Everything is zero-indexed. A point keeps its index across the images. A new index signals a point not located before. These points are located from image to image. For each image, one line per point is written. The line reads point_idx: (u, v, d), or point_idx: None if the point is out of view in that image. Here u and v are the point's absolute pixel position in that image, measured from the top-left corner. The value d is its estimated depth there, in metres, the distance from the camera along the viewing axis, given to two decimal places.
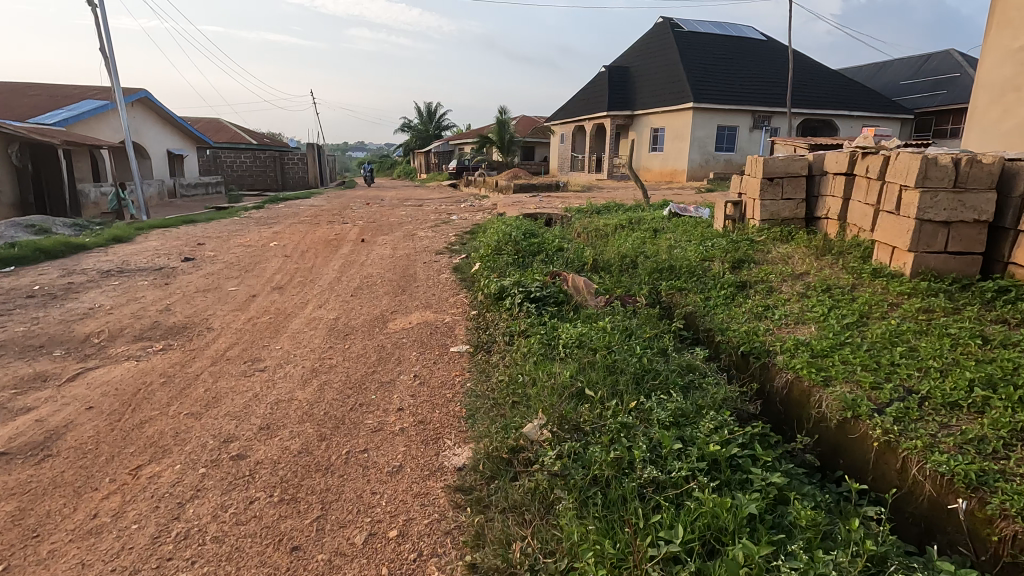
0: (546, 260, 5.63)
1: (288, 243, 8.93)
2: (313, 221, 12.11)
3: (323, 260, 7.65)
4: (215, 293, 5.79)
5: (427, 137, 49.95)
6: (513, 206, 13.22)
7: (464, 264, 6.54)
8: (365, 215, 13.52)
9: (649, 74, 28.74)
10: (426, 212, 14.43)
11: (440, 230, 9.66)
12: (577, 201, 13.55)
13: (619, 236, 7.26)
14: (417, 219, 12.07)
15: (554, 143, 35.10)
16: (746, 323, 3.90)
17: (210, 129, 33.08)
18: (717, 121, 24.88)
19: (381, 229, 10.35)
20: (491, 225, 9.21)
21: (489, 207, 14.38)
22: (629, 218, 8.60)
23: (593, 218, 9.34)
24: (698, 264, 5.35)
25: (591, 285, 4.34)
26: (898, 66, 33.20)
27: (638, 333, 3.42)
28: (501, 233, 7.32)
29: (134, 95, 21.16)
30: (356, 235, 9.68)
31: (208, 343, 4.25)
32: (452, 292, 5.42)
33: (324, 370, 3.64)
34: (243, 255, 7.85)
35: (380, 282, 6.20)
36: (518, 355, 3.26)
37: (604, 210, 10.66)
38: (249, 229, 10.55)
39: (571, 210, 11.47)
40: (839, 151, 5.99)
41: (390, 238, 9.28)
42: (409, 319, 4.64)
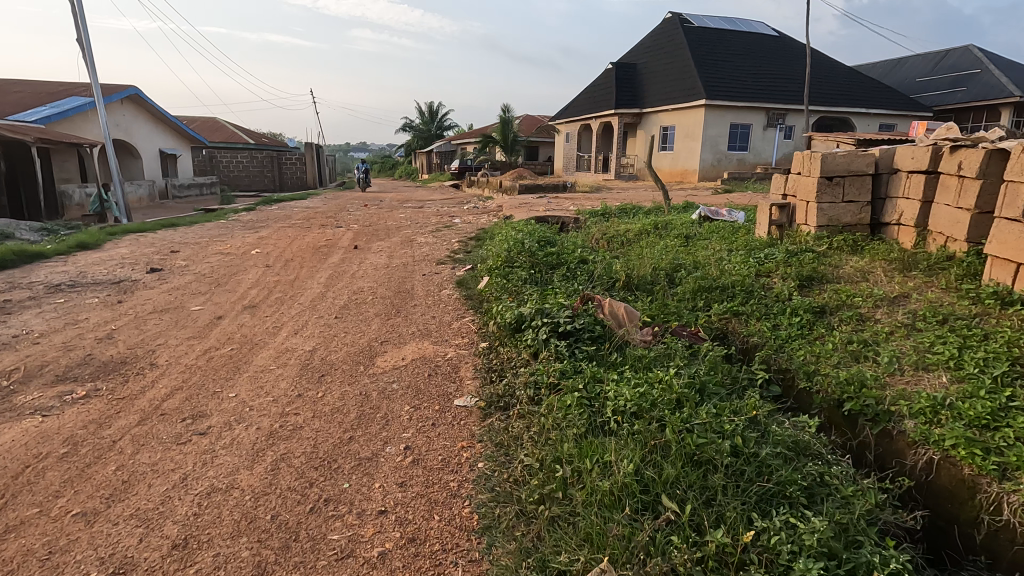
0: (568, 276, 4.72)
1: (274, 249, 8.04)
2: (305, 224, 11.21)
3: (309, 270, 6.75)
4: (175, 314, 4.89)
5: (429, 137, 49.05)
6: (520, 208, 12.31)
7: (469, 279, 5.62)
8: (363, 218, 12.63)
9: (658, 71, 27.79)
10: (427, 214, 13.55)
11: (442, 236, 8.76)
12: (588, 203, 12.61)
13: (647, 245, 6.32)
14: (417, 222, 11.17)
15: (559, 143, 34.14)
16: (844, 367, 2.97)
17: (206, 128, 32.21)
18: (730, 119, 23.94)
19: (377, 234, 9.43)
20: (499, 230, 8.30)
21: (494, 209, 13.47)
22: (654, 222, 7.68)
23: (613, 222, 8.40)
24: (753, 282, 4.40)
25: (633, 314, 3.42)
26: (914, 63, 32.18)
27: (714, 389, 2.50)
28: (512, 240, 6.40)
29: (124, 92, 20.29)
30: (349, 241, 8.79)
31: (144, 389, 3.32)
32: (455, 316, 4.49)
33: (284, 434, 2.71)
34: (219, 264, 6.95)
35: (372, 299, 5.29)
36: (552, 425, 2.35)
37: (622, 213, 9.72)
38: (233, 234, 9.65)
39: (585, 212, 10.54)
40: (915, 145, 5.06)
41: (387, 245, 8.39)
42: (403, 354, 3.72)
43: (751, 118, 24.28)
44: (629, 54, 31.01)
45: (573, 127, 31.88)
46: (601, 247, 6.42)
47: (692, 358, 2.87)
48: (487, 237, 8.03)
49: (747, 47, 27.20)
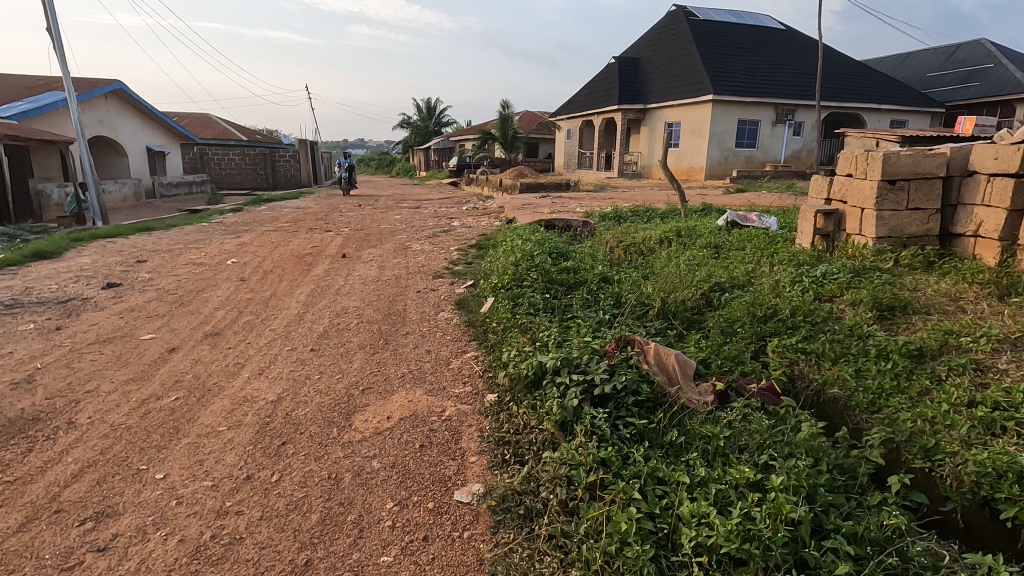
0: (590, 301, 3.95)
1: (253, 258, 7.25)
2: (292, 228, 10.42)
3: (289, 285, 5.96)
4: (120, 344, 4.10)
5: (426, 134, 48.18)
6: (524, 210, 11.50)
7: (471, 299, 4.83)
8: (355, 220, 11.82)
9: (662, 65, 26.95)
10: (423, 216, 12.79)
11: (440, 242, 7.96)
12: (595, 204, 11.82)
13: (674, 258, 5.52)
14: (413, 225, 10.38)
15: (560, 139, 33.30)
16: (983, 447, 2.25)
17: (197, 124, 31.29)
18: (738, 115, 23.16)
19: (369, 241, 8.62)
20: (503, 236, 7.51)
21: (495, 210, 12.67)
22: (675, 228, 6.88)
23: (629, 228, 7.61)
24: (817, 309, 3.62)
25: (688, 363, 2.65)
26: (924, 57, 31.34)
27: (831, 500, 1.78)
28: (519, 251, 5.61)
29: (109, 86, 19.48)
30: (338, 248, 8.01)
31: (47, 466, 2.53)
32: (454, 351, 3.70)
33: (216, 553, 1.94)
34: (188, 278, 6.16)
35: (357, 325, 4.50)
36: (603, 569, 1.62)
37: (636, 218, 8.93)
38: (212, 240, 8.85)
39: (594, 215, 9.74)
40: (996, 143, 4.32)
41: (380, 253, 7.61)
42: (389, 409, 2.94)
43: (759, 114, 23.49)
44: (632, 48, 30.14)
45: (575, 123, 31.04)
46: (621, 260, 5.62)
47: (780, 437, 2.11)
48: (490, 244, 7.23)
49: (755, 40, 26.37)
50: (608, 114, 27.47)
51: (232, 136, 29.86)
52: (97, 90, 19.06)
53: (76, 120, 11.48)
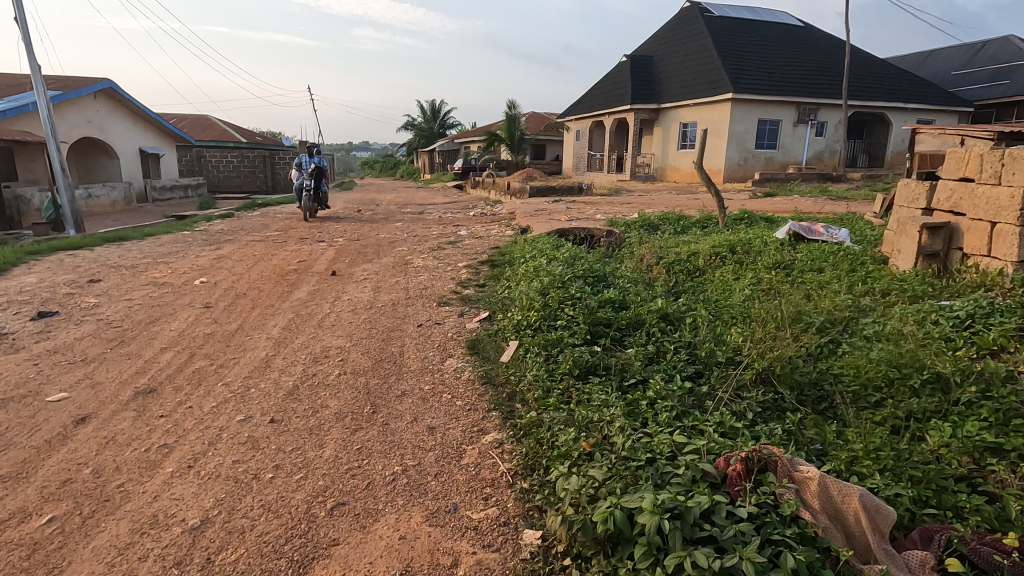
0: (654, 357, 2.87)
1: (227, 277, 6.19)
2: (281, 238, 9.36)
3: (262, 314, 4.88)
4: (12, 411, 3.03)
5: (430, 136, 47.27)
6: (537, 217, 10.43)
7: (488, 340, 3.73)
8: (351, 229, 10.77)
9: (677, 63, 25.83)
10: (427, 223, 11.75)
11: (445, 257, 6.86)
12: (616, 211, 10.76)
13: (740, 286, 4.42)
14: (415, 235, 9.32)
15: (568, 141, 32.21)
16: None
17: (195, 126, 30.41)
18: (758, 115, 22.03)
19: (365, 255, 7.55)
20: (522, 248, 6.38)
21: (505, 217, 11.60)
22: (727, 242, 5.76)
23: (668, 241, 6.48)
24: (994, 371, 2.51)
25: (888, 515, 1.63)
26: (949, 54, 30.05)
27: None
28: (547, 272, 4.49)
29: (98, 85, 18.56)
30: (329, 263, 6.96)
31: None
32: (467, 434, 2.62)
33: None
34: (143, 305, 5.10)
35: (339, 379, 3.41)
36: None
37: (671, 228, 7.79)
38: (187, 253, 7.80)
39: (619, 224, 8.62)
40: None
41: (377, 270, 6.53)
42: (370, 555, 1.86)
43: (781, 113, 22.34)
44: (644, 46, 29.01)
45: (584, 124, 29.95)
46: (671, 287, 4.51)
47: None
48: (507, 259, 6.12)
49: (774, 37, 25.23)
50: (619, 114, 26.36)
51: (230, 137, 28.93)
52: (84, 89, 18.14)
53: (47, 118, 10.49)
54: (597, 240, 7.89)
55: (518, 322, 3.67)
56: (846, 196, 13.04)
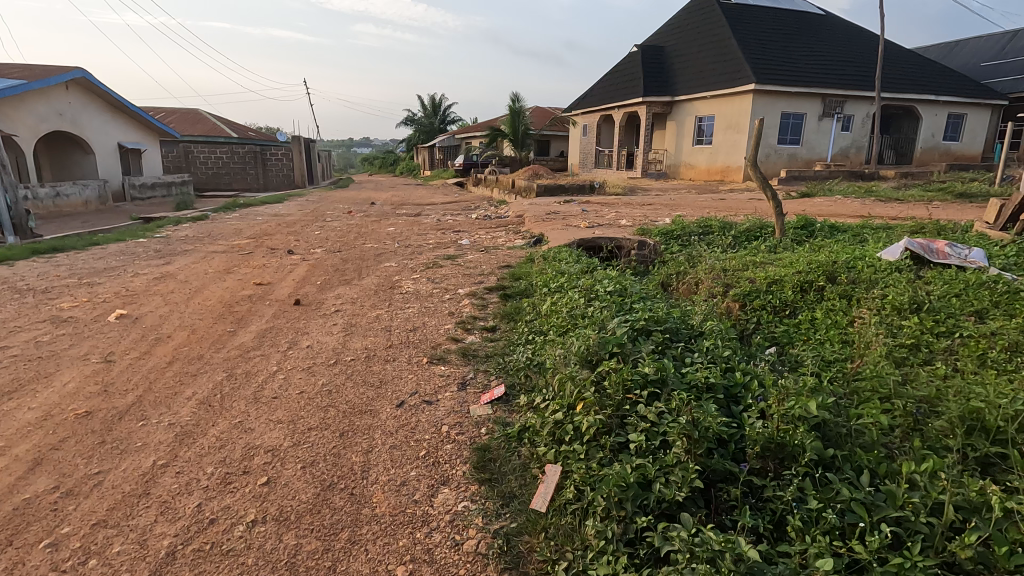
0: (851, 562, 1.46)
1: (155, 309, 4.73)
2: (249, 248, 7.94)
3: (177, 378, 3.41)
4: None
5: (431, 131, 45.85)
6: (550, 222, 9.02)
7: (510, 453, 2.28)
8: (334, 235, 9.34)
9: (691, 53, 24.27)
10: (423, 228, 10.34)
11: (443, 278, 5.43)
12: (640, 216, 9.35)
13: (875, 350, 3.01)
14: (408, 245, 7.90)
15: (575, 136, 30.69)
16: None
17: (183, 120, 28.95)
18: (782, 107, 20.51)
19: (343, 273, 6.11)
20: (545, 267, 4.95)
21: (512, 222, 10.18)
22: (820, 265, 4.31)
23: (731, 261, 5.06)
24: None
25: None
26: (976, 45, 28.48)
27: None
28: (591, 319, 3.06)
29: (68, 74, 17.09)
30: (295, 286, 5.52)
31: None
32: None
33: None
34: (16, 358, 3.65)
35: (253, 538, 1.96)
36: None
37: (723, 242, 6.29)
38: (125, 270, 6.37)
39: (652, 235, 7.19)
40: None
41: (357, 297, 5.09)
42: None
43: (806, 106, 20.83)
44: (655, 36, 27.46)
45: (592, 119, 28.45)
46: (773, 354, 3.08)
47: None
48: (527, 283, 4.67)
49: (795, 26, 23.68)
50: (630, 107, 24.81)
51: (220, 132, 27.49)
52: (52, 78, 16.62)
53: None
54: (629, 253, 6.42)
55: (560, 427, 2.23)
56: (895, 197, 11.62)
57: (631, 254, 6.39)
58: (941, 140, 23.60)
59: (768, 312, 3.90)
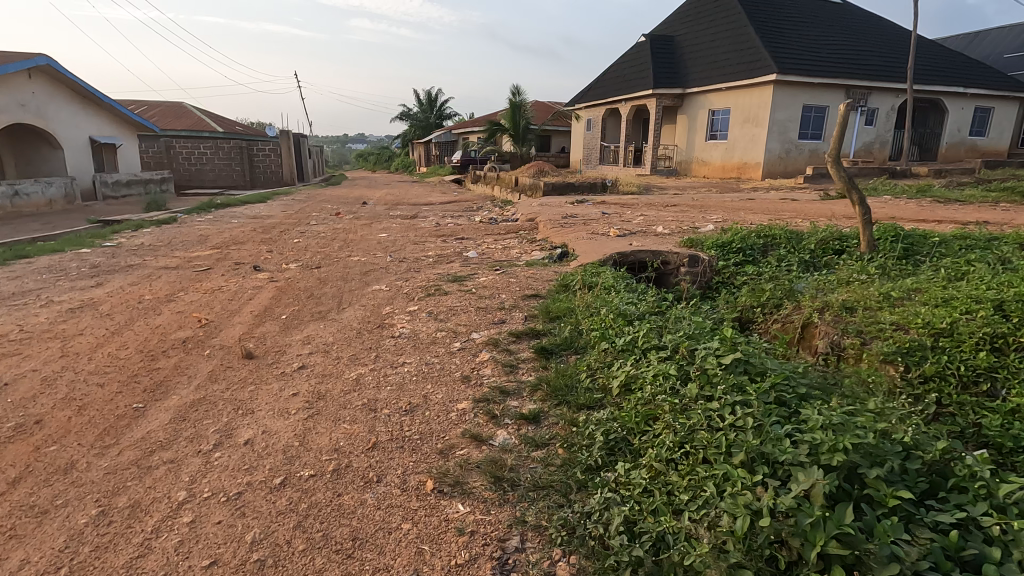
0: None
1: (41, 366, 3.33)
2: (209, 262, 6.53)
3: (8, 524, 2.01)
4: None
5: (427, 126, 44.34)
6: (571, 229, 7.63)
7: None
8: (316, 244, 7.92)
9: (704, 43, 22.90)
10: (421, 233, 8.97)
11: (450, 313, 4.03)
12: (673, 222, 8.03)
13: None
14: (402, 258, 6.51)
15: (578, 131, 29.28)
16: None
17: (166, 113, 27.35)
18: (803, 99, 19.18)
19: (319, 301, 4.71)
20: (595, 303, 3.60)
21: (523, 227, 8.78)
22: (1005, 306, 2.97)
23: (847, 291, 3.71)
24: None
25: None
26: (998, 36, 27.20)
27: None
28: (735, 441, 1.72)
29: (31, 60, 15.56)
30: (249, 325, 4.12)
31: None
32: None
33: None
34: None
35: None
36: None
37: (794, 261, 5.26)
38: (38, 296, 4.94)
39: (704, 247, 5.84)
40: None
41: (332, 345, 3.69)
42: None
43: (829, 98, 19.50)
44: (663, 26, 26.09)
45: (596, 112, 27.02)
46: None
47: None
48: (574, 328, 3.30)
49: (814, 15, 22.34)
50: (638, 99, 23.40)
51: (205, 126, 25.95)
52: (11, 65, 15.09)
53: None
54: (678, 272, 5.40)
55: None
56: (953, 197, 10.29)
57: (680, 272, 5.45)
58: (967, 136, 22.35)
59: (952, 388, 2.59)
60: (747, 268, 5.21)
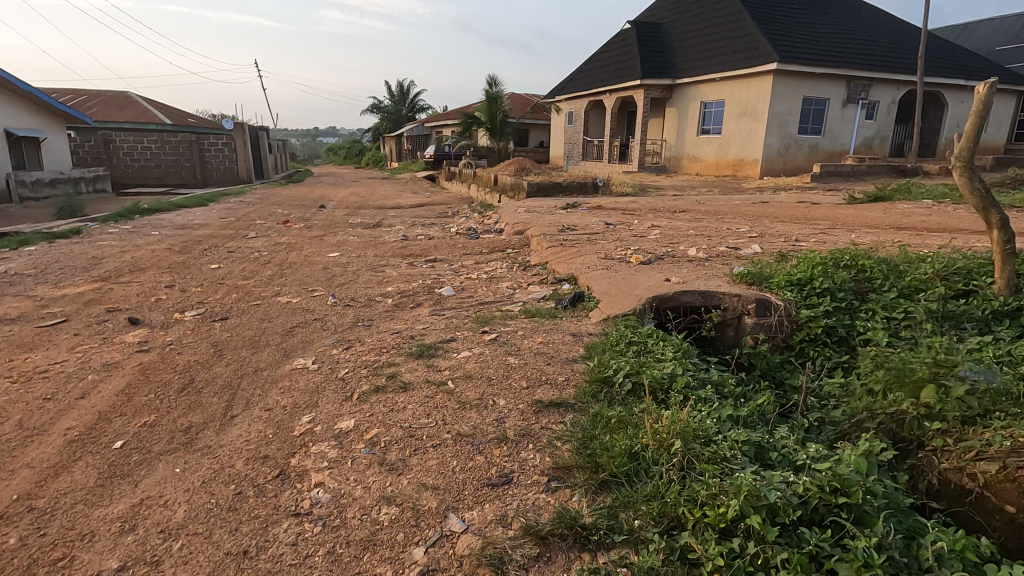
0: None
1: None
2: (71, 308, 4.59)
3: None
4: None
5: (399, 119, 42.10)
6: (576, 249, 5.96)
7: None
8: (240, 271, 6.02)
9: (695, 31, 21.35)
10: (382, 251, 7.17)
11: (409, 451, 2.22)
12: (698, 239, 6.46)
13: None
14: (351, 299, 4.70)
15: (558, 124, 27.56)
16: None
17: (106, 104, 24.65)
18: (804, 91, 17.82)
19: (195, 403, 2.86)
20: (683, 452, 1.90)
21: (511, 245, 7.02)
22: None
23: None
24: None
25: None
26: (988, 29, 26.36)
27: None
28: None
29: None
30: (37, 476, 2.24)
31: None
32: None
33: None
34: None
35: None
36: None
37: (914, 312, 3.68)
38: None
39: (771, 283, 4.23)
40: None
41: (170, 544, 1.86)
42: None
43: (830, 90, 18.22)
44: (649, 13, 24.49)
45: (578, 105, 25.34)
46: None
47: None
48: (667, 540, 1.60)
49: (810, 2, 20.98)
50: (624, 91, 21.75)
51: (150, 117, 23.42)
52: None
53: None
54: (739, 321, 3.93)
55: None
56: (1005, 202, 8.84)
57: (744, 323, 3.91)
58: None
59: None
60: (856, 329, 3.67)
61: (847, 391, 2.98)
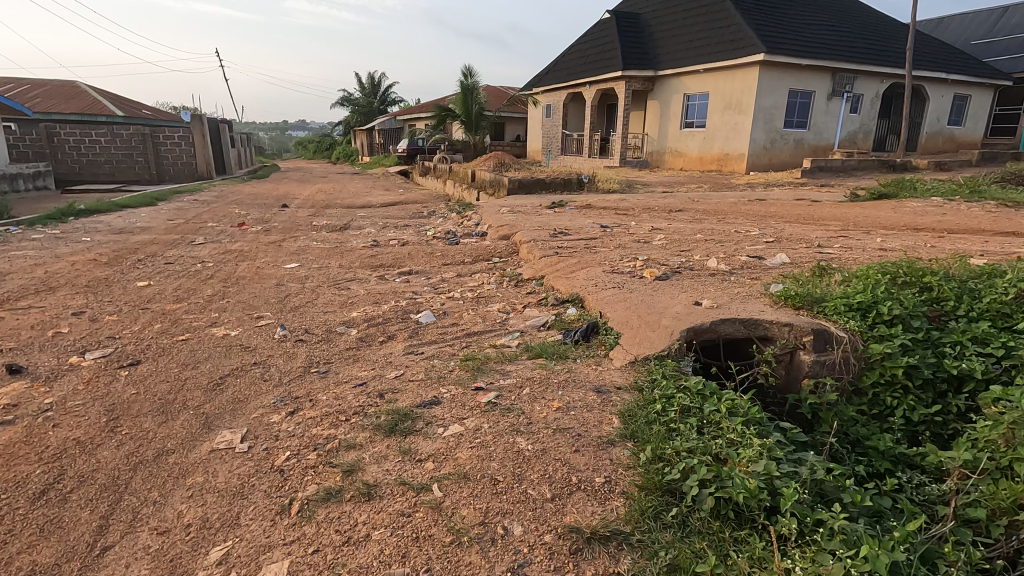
0: None
1: None
2: None
3: None
4: None
5: (370, 112, 40.64)
6: (575, 259, 5.11)
7: None
8: (175, 289, 4.99)
9: (676, 21, 20.65)
10: (349, 261, 6.20)
11: None
12: (710, 246, 5.69)
13: None
14: (306, 331, 3.75)
15: (536, 117, 26.67)
16: None
17: (50, 94, 22.80)
18: (789, 83, 17.31)
19: (52, 525, 1.90)
20: None
21: (497, 253, 6.13)
22: None
23: None
24: None
25: None
26: (963, 23, 26.36)
27: None
28: None
29: None
30: None
31: None
32: None
33: None
34: None
35: None
36: None
37: (1013, 348, 2.99)
38: None
39: (825, 306, 3.44)
40: None
41: None
42: None
43: (815, 83, 17.75)
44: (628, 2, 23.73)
45: (557, 97, 24.48)
46: None
47: None
48: None
49: None
50: (605, 82, 20.96)
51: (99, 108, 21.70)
52: None
53: None
54: (796, 358, 3.15)
55: None
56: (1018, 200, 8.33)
57: (801, 358, 3.13)
58: (946, 125, 21.22)
59: None
60: (947, 369, 2.93)
61: (977, 471, 2.23)
